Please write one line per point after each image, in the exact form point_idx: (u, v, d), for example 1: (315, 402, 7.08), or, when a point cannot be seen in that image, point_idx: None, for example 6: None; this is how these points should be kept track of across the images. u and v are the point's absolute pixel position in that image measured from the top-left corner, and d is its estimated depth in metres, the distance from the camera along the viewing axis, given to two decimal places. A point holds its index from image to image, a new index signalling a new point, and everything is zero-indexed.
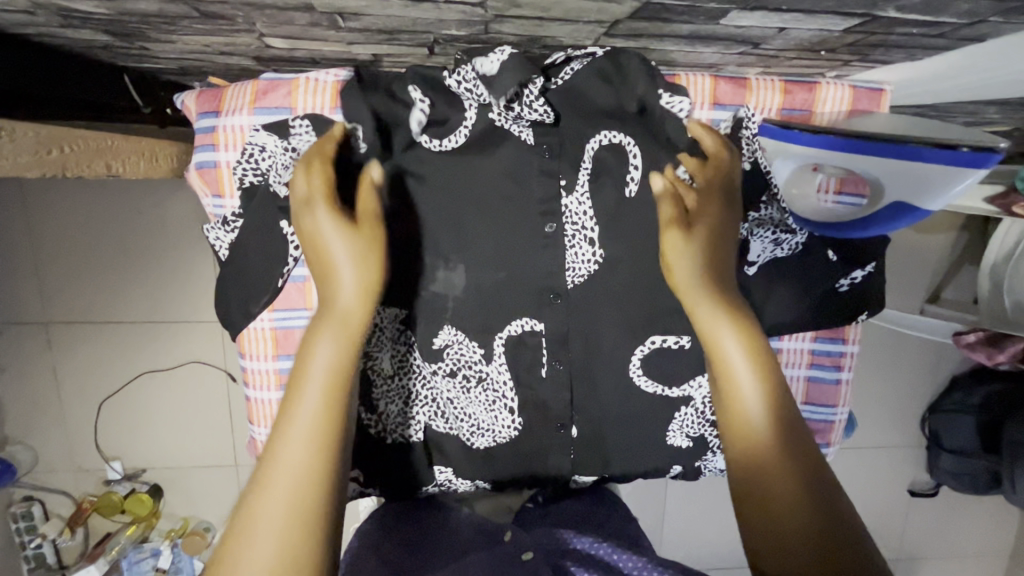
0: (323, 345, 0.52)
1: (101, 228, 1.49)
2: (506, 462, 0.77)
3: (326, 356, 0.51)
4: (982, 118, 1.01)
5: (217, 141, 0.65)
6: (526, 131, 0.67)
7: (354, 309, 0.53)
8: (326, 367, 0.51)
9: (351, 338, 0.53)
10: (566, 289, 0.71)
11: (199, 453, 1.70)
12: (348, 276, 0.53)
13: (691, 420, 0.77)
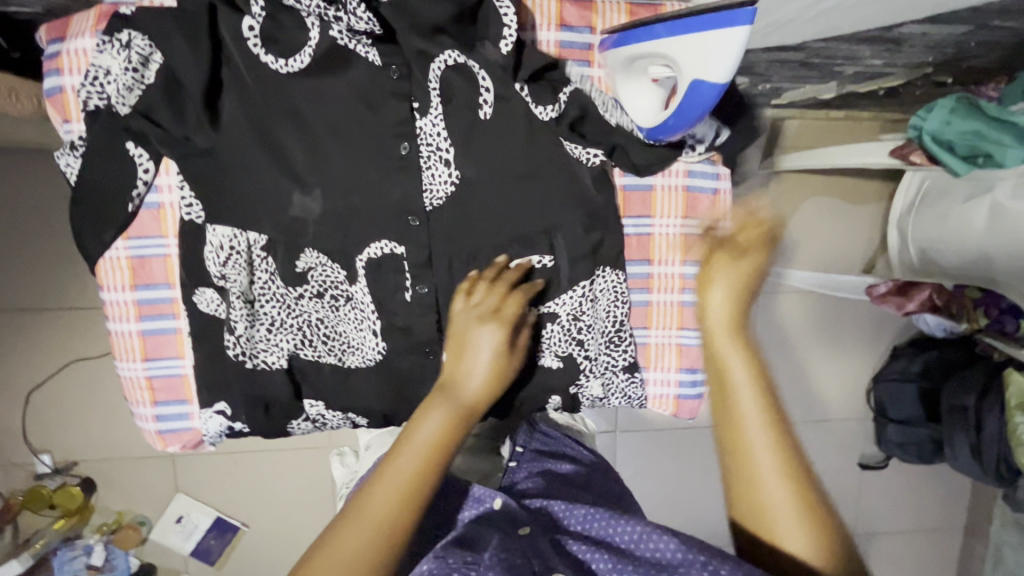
0: (434, 414, 0.60)
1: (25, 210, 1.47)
2: (378, 392, 0.76)
3: (432, 429, 0.59)
4: (866, 63, 1.04)
5: (62, 65, 0.65)
6: (372, 51, 0.68)
7: (477, 392, 0.64)
8: (431, 433, 0.58)
9: (461, 415, 0.61)
10: (425, 210, 0.72)
11: (131, 443, 1.66)
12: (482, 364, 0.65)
13: (561, 343, 0.78)
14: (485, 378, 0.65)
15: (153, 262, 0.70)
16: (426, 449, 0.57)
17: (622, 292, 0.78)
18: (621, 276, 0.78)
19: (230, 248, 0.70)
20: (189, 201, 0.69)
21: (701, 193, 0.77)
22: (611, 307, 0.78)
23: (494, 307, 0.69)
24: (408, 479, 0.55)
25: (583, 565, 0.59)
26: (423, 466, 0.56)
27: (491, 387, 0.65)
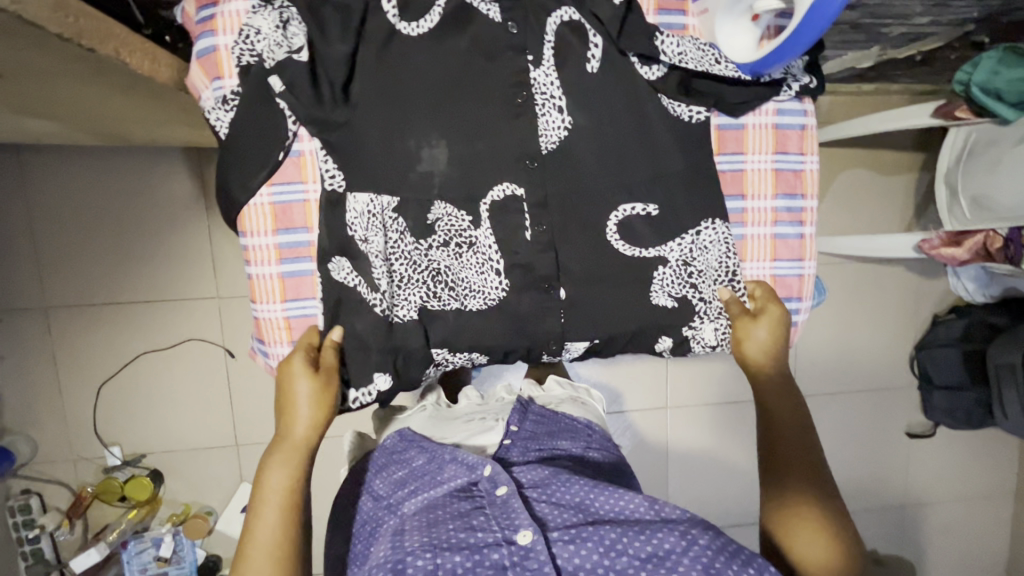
0: (279, 464, 0.71)
1: (99, 207, 1.54)
2: (498, 333, 0.81)
3: (279, 481, 0.71)
4: (913, 22, 1.11)
5: (217, 27, 0.72)
6: (493, 8, 0.74)
7: (300, 437, 0.73)
8: (279, 483, 0.71)
9: (297, 460, 0.72)
10: (540, 153, 0.78)
11: (199, 434, 1.69)
12: (301, 419, 0.72)
13: (673, 285, 0.83)
14: (307, 423, 0.73)
15: (295, 207, 0.76)
16: (281, 494, 0.70)
17: (726, 239, 0.83)
18: (727, 227, 0.83)
19: (368, 197, 0.76)
20: (331, 169, 0.75)
21: (789, 130, 0.83)
22: (720, 252, 0.83)
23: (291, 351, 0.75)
24: (278, 514, 0.69)
25: (544, 523, 0.73)
26: (283, 504, 0.70)
27: (314, 433, 0.73)
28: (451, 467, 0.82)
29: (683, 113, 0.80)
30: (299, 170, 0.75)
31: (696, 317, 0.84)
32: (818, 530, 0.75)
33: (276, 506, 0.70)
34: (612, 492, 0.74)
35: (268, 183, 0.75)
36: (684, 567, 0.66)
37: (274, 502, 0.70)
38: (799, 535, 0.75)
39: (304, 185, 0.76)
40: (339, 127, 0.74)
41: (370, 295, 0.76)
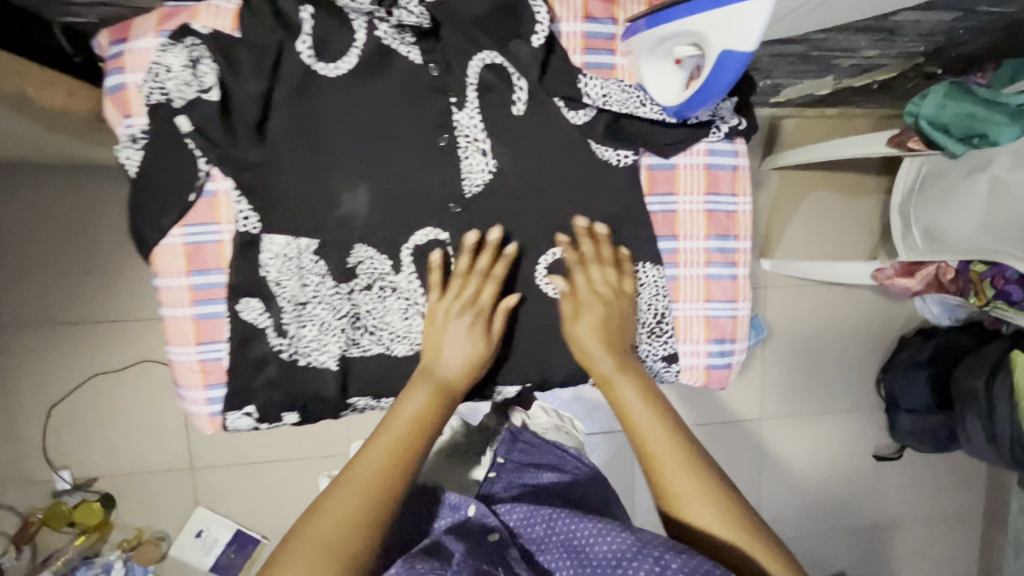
0: (419, 395, 0.69)
1: (49, 226, 1.50)
2: (423, 377, 0.79)
3: (416, 405, 0.68)
4: (862, 54, 1.10)
5: (125, 64, 0.70)
6: (413, 50, 0.72)
7: (457, 370, 0.73)
8: (415, 409, 0.68)
9: (444, 390, 0.71)
10: (465, 197, 0.76)
11: (152, 458, 1.65)
12: (459, 348, 0.73)
13: None
14: (466, 355, 0.73)
15: (207, 248, 0.73)
16: (409, 425, 0.67)
17: (658, 282, 0.83)
18: (658, 270, 0.83)
19: (286, 240, 0.74)
20: (244, 210, 0.72)
21: (721, 171, 0.82)
22: (651, 296, 0.83)
23: (473, 298, 0.75)
24: (387, 451, 0.65)
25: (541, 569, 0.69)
26: (393, 445, 0.65)
27: (475, 361, 0.74)
28: (439, 510, 0.80)
29: (613, 154, 0.78)
30: (211, 210, 0.73)
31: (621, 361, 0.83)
32: (699, 483, 0.65)
33: (394, 437, 0.66)
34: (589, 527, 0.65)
35: (179, 223, 0.73)
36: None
37: (394, 432, 0.66)
38: (688, 506, 0.64)
39: (218, 226, 0.73)
40: (254, 170, 0.72)
41: (282, 341, 0.75)
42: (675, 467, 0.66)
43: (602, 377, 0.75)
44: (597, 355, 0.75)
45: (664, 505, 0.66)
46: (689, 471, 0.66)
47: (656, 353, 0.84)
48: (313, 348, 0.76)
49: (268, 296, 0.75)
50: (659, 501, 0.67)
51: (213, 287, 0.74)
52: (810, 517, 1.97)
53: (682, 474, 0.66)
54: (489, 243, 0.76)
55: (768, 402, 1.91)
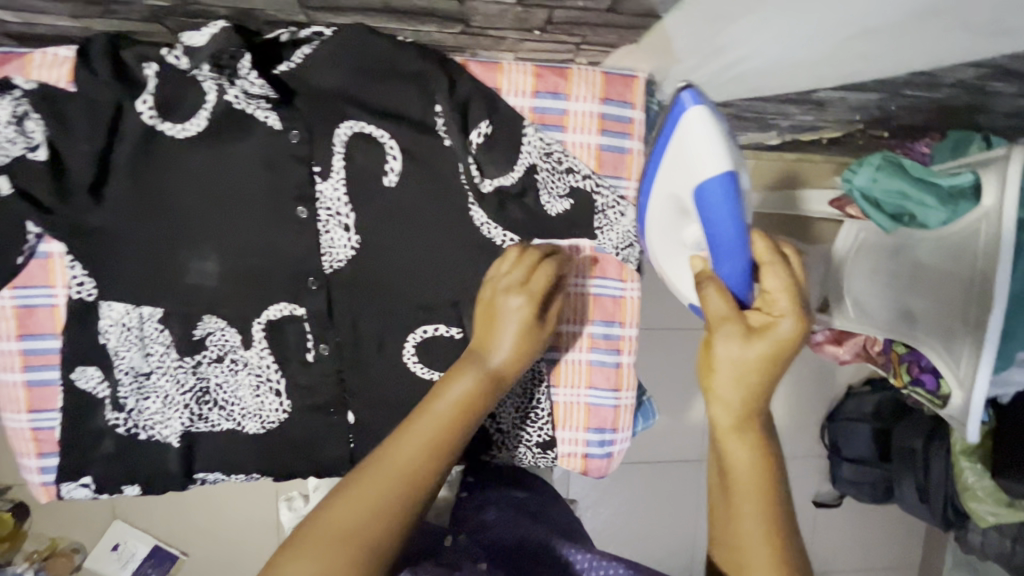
0: (466, 378, 0.57)
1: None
2: (276, 455, 0.75)
3: (461, 388, 0.56)
4: (798, 118, 1.05)
5: None
6: (271, 115, 0.67)
7: (503, 361, 0.60)
8: (461, 391, 0.56)
9: (493, 378, 0.59)
10: (324, 273, 0.72)
11: None
12: (509, 334, 0.61)
13: None
14: (513, 340, 0.61)
15: (40, 311, 0.69)
16: (456, 408, 0.55)
17: (534, 365, 0.78)
18: (537, 353, 0.78)
19: (125, 311, 0.69)
20: (79, 275, 0.67)
21: (608, 254, 0.78)
22: (525, 381, 0.78)
23: (523, 281, 0.65)
24: (427, 440, 0.52)
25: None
26: (435, 440, 0.52)
27: (523, 351, 0.62)
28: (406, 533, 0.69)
29: (486, 232, 0.73)
30: (46, 273, 0.68)
31: (493, 445, 0.80)
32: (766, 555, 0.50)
33: (436, 424, 0.53)
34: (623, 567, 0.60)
35: (9, 286, 0.68)
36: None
37: (438, 419, 0.54)
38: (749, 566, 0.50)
39: (52, 289, 0.69)
40: (90, 237, 0.67)
41: (120, 415, 0.70)
42: (754, 523, 0.50)
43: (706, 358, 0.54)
44: (721, 398, 0.52)
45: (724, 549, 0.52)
46: (770, 539, 0.50)
47: (529, 440, 0.80)
48: (154, 423, 0.71)
49: (103, 368, 0.70)
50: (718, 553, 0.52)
51: (46, 354, 0.69)
52: None
53: (762, 546, 0.50)
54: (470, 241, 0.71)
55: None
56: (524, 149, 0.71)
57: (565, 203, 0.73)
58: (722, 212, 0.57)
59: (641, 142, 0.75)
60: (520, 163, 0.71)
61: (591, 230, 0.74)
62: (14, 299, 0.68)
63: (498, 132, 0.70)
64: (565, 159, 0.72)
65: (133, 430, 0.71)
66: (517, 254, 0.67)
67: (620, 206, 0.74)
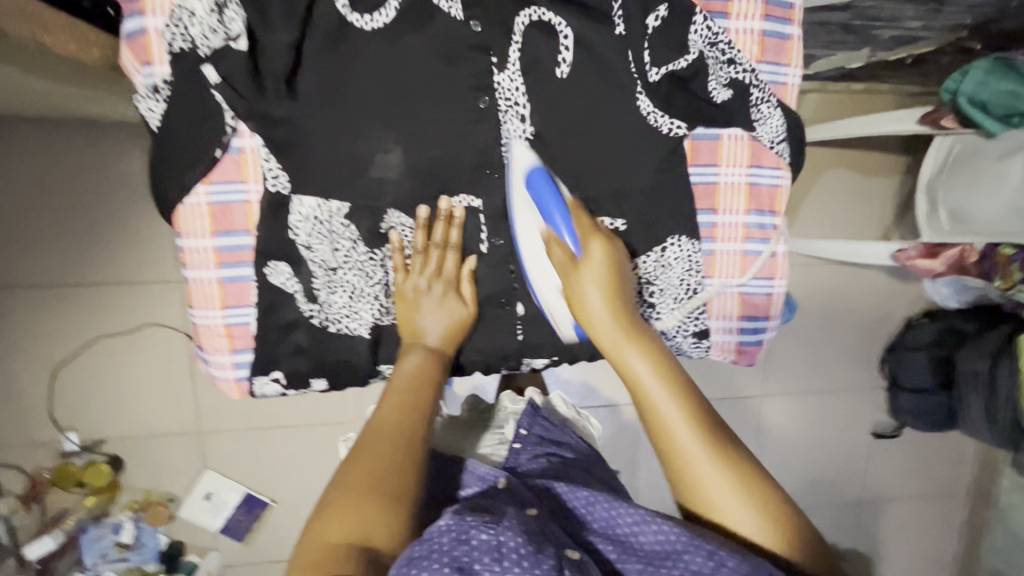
0: (413, 358, 0.72)
1: (36, 179, 1.36)
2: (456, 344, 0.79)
3: (412, 363, 0.71)
4: (906, 25, 1.06)
5: (145, 6, 0.65)
6: (455, 6, 0.69)
7: (440, 335, 0.74)
8: (412, 366, 0.71)
9: (436, 351, 0.73)
10: (502, 164, 0.74)
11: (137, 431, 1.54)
12: (431, 315, 0.74)
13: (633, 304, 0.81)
14: (439, 321, 0.74)
15: (234, 208, 0.71)
16: (408, 379, 0.69)
17: (693, 256, 0.80)
18: (694, 244, 0.80)
19: (316, 206, 0.71)
20: (273, 168, 0.70)
21: (764, 144, 0.79)
22: (684, 273, 0.80)
23: (439, 271, 0.74)
24: (400, 402, 0.66)
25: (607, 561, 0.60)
26: (404, 395, 0.67)
27: (447, 324, 0.75)
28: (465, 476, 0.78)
29: (653, 121, 0.74)
30: (239, 168, 0.70)
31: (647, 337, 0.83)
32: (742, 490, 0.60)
33: (395, 392, 0.67)
34: (624, 505, 0.63)
35: (204, 181, 0.69)
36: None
37: (396, 386, 0.68)
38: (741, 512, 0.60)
39: (245, 185, 0.71)
40: (284, 129, 0.68)
41: (311, 307, 0.73)
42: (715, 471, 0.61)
43: (610, 346, 0.68)
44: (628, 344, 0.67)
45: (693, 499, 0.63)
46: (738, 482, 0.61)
47: (686, 330, 0.83)
48: (343, 317, 0.75)
49: (294, 263, 0.72)
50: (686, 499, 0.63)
51: (240, 251, 0.72)
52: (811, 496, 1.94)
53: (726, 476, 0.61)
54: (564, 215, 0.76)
55: (778, 380, 1.83)
56: (691, 38, 0.73)
57: (727, 93, 0.75)
58: (548, 199, 0.70)
59: (799, 28, 0.77)
60: (691, 50, 0.72)
61: (749, 121, 0.77)
62: (207, 196, 0.70)
63: (674, 17, 0.71)
64: (729, 49, 0.74)
65: (324, 324, 0.74)
66: (413, 248, 0.74)
67: (773, 98, 0.76)
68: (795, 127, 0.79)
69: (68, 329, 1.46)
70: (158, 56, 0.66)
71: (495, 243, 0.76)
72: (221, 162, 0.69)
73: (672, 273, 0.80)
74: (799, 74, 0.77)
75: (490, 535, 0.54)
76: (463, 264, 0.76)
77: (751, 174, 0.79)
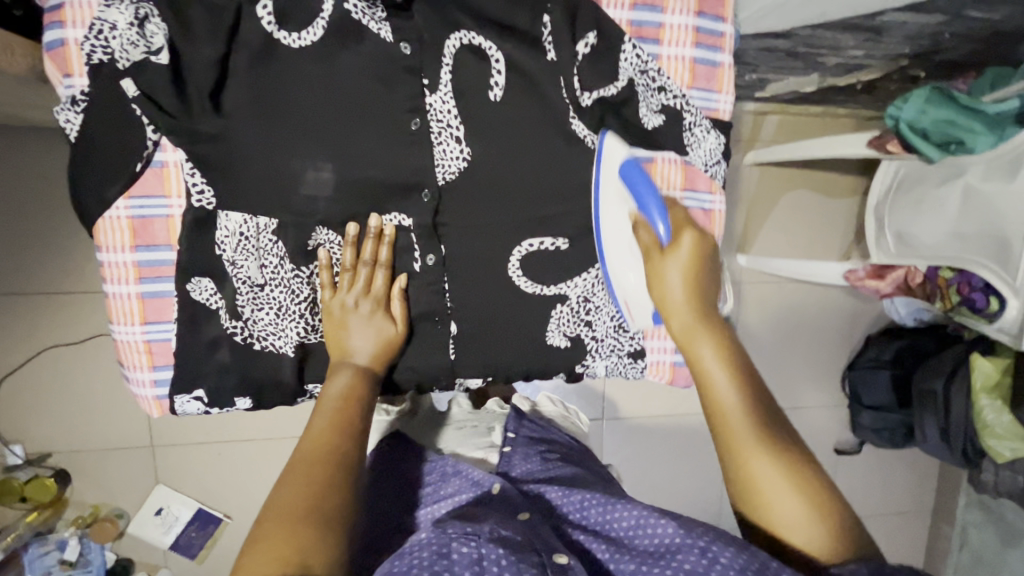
0: (342, 375, 0.70)
1: None
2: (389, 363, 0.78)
3: (342, 382, 0.69)
4: (848, 53, 1.09)
5: (65, 18, 0.64)
6: (385, 27, 0.69)
7: (371, 351, 0.73)
8: (341, 385, 0.69)
9: (366, 369, 0.72)
10: (437, 184, 0.74)
11: (85, 444, 1.50)
12: (359, 333, 0.72)
13: (569, 325, 0.80)
14: (370, 340, 0.73)
15: (155, 223, 0.70)
16: (337, 400, 0.67)
17: None
18: None
19: (241, 222, 0.70)
20: (198, 184, 0.69)
21: (698, 166, 0.79)
22: None
23: (367, 287, 0.73)
24: (329, 423, 0.64)
25: (587, 554, 0.62)
26: (336, 413, 0.66)
27: (377, 342, 0.73)
28: (455, 479, 0.78)
29: (586, 143, 0.76)
30: (161, 184, 0.69)
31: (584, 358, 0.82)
32: (782, 482, 0.57)
33: (329, 409, 0.66)
34: (620, 504, 0.65)
35: (124, 196, 0.69)
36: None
37: (329, 401, 0.67)
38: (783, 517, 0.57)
39: (167, 200, 0.70)
40: (211, 146, 0.67)
41: (234, 324, 0.72)
42: (767, 468, 0.58)
43: (683, 332, 0.67)
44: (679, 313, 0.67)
45: (746, 500, 0.59)
46: (795, 487, 0.57)
47: (624, 350, 0.83)
48: (269, 335, 0.73)
49: (216, 278, 0.71)
50: (737, 498, 0.60)
51: (160, 266, 0.71)
52: None
53: (780, 482, 0.57)
54: (499, 236, 0.77)
55: None
56: (622, 65, 0.73)
57: (658, 118, 0.76)
58: (641, 188, 0.69)
59: (731, 56, 0.77)
60: (621, 76, 0.73)
61: (681, 145, 0.77)
62: (126, 210, 0.69)
63: (605, 43, 0.73)
64: (659, 76, 0.75)
65: (249, 343, 0.73)
66: (341, 266, 0.73)
67: (705, 124, 0.77)
68: (731, 149, 0.80)
69: (12, 340, 1.42)
70: (78, 69, 0.65)
71: (428, 262, 0.76)
72: (141, 177, 0.68)
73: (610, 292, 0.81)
74: (731, 101, 0.78)
75: (469, 547, 0.56)
76: (394, 282, 0.75)
77: (686, 198, 0.79)
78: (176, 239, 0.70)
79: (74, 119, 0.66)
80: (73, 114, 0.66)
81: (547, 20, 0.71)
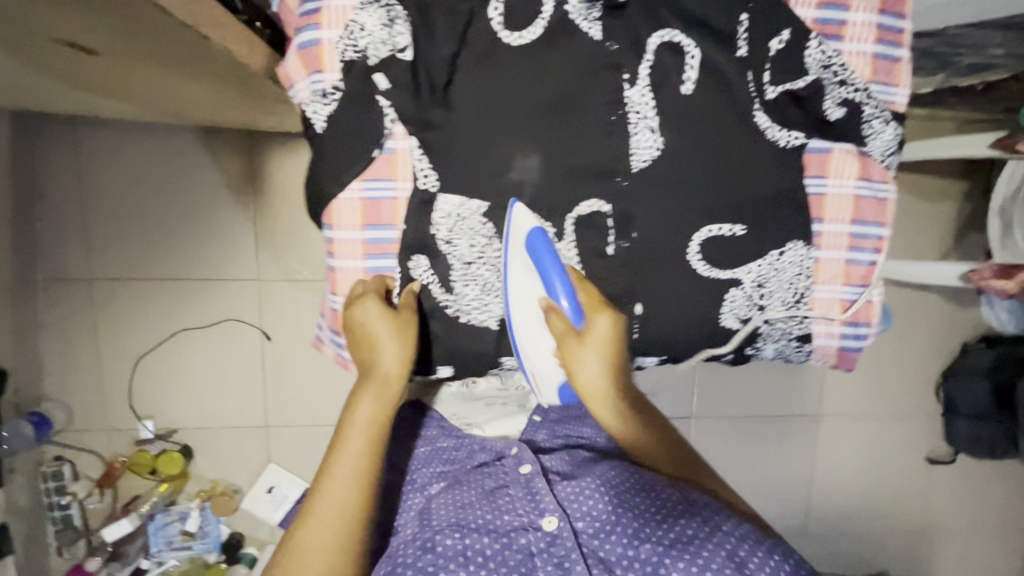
0: (366, 403, 0.73)
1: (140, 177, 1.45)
2: None
3: (366, 412, 0.73)
4: (991, 52, 1.10)
5: (322, 20, 0.72)
6: (596, 26, 0.75)
7: (391, 371, 0.73)
8: (366, 415, 0.73)
9: (387, 395, 0.74)
10: (630, 172, 0.79)
11: (207, 423, 1.57)
12: (390, 355, 0.73)
13: (743, 309, 0.85)
14: (397, 356, 0.73)
15: (383, 204, 0.77)
16: (366, 429, 0.72)
17: (805, 261, 0.84)
18: (807, 250, 0.84)
19: (460, 203, 0.77)
20: (425, 168, 0.76)
21: (874, 158, 0.83)
22: (796, 278, 0.84)
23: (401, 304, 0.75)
24: (353, 461, 0.71)
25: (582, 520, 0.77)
26: (360, 455, 0.72)
27: (400, 363, 0.74)
28: (480, 454, 0.93)
29: (768, 134, 0.79)
30: (390, 168, 0.77)
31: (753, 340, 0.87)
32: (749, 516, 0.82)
33: (357, 442, 0.72)
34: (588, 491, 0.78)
35: (358, 178, 0.76)
36: (709, 555, 0.69)
37: (357, 433, 0.72)
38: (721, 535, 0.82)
39: (394, 183, 0.77)
40: (436, 133, 0.75)
41: (446, 298, 0.79)
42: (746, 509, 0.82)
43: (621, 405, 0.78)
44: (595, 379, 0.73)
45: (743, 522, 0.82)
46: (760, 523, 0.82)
47: (790, 334, 0.87)
48: (474, 308, 0.80)
49: (430, 255, 0.79)
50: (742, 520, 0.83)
51: (383, 243, 0.79)
52: (876, 526, 1.85)
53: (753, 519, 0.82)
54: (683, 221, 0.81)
55: (843, 400, 1.79)
56: (807, 62, 0.78)
57: (840, 111, 0.80)
58: (550, 265, 0.71)
59: (908, 51, 0.81)
60: (808, 73, 0.78)
61: (859, 137, 0.81)
62: (360, 192, 0.77)
63: (796, 40, 0.77)
64: (843, 70, 0.79)
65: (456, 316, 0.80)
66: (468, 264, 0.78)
67: (884, 117, 0.81)
68: (907, 140, 0.83)
69: (151, 321, 1.52)
70: (329, 64, 0.73)
71: (618, 245, 0.81)
72: (375, 162, 0.76)
73: (784, 277, 0.84)
74: (906, 94, 0.82)
75: (456, 540, 0.75)
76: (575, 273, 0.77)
77: (862, 188, 0.84)
78: (399, 219, 0.78)
79: (322, 109, 0.74)
80: (321, 105, 0.74)
81: (744, 19, 0.76)
